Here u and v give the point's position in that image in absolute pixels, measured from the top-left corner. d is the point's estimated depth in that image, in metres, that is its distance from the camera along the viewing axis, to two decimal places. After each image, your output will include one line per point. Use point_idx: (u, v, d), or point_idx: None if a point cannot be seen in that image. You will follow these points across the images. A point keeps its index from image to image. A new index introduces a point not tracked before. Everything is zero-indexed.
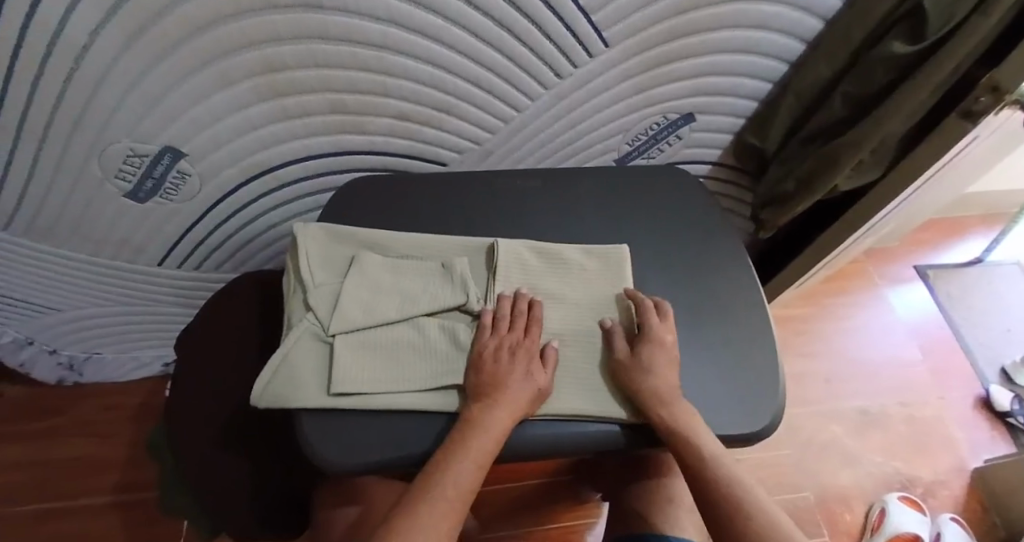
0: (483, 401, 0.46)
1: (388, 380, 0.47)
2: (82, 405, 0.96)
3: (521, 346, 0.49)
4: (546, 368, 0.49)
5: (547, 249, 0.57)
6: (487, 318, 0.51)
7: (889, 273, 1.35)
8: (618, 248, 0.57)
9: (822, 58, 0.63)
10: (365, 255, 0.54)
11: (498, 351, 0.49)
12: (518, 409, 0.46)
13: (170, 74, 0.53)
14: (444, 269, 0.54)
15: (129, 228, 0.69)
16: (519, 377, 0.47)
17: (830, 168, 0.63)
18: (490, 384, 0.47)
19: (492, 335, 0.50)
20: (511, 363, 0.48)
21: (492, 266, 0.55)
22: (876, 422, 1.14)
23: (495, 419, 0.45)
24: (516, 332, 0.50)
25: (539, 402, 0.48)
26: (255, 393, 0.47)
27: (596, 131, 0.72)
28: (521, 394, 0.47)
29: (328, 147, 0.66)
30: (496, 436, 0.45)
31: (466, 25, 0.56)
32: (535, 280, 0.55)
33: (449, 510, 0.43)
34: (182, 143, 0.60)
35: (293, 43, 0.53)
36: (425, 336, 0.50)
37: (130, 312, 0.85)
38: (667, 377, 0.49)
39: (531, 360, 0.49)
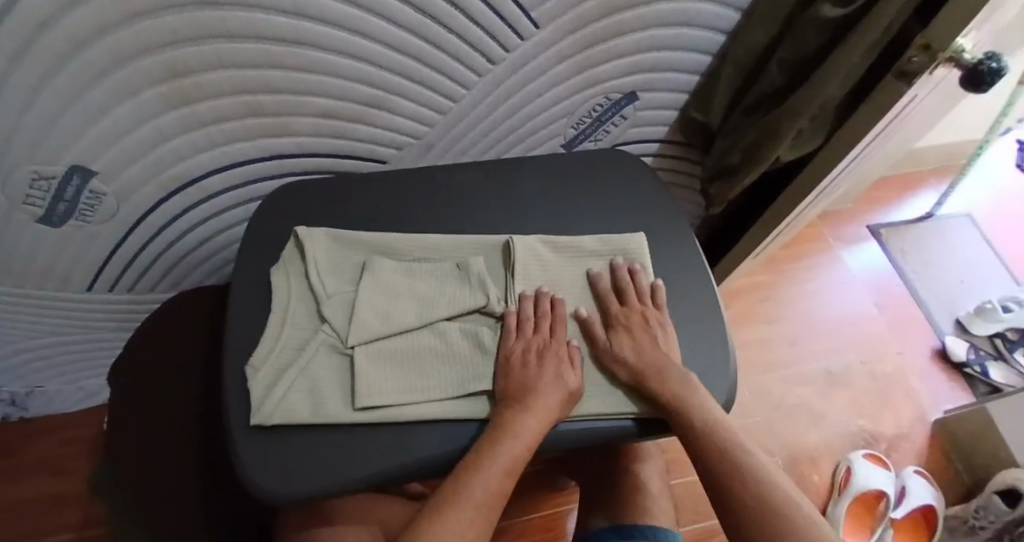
0: (513, 406, 0.45)
1: (414, 390, 0.46)
2: (30, 440, 0.91)
3: (548, 348, 0.49)
4: (575, 371, 0.49)
5: (564, 242, 0.56)
6: (512, 320, 0.50)
7: (846, 234, 1.37)
8: (636, 237, 0.57)
9: (756, 24, 0.62)
10: (377, 260, 0.52)
11: (526, 355, 0.48)
12: (547, 415, 0.46)
13: (65, 89, 0.48)
14: (460, 271, 0.52)
15: (48, 255, 0.64)
16: (551, 381, 0.47)
17: (771, 138, 0.62)
18: (519, 390, 0.46)
19: (518, 338, 0.49)
20: (541, 368, 0.47)
21: (509, 262, 0.54)
22: (840, 382, 1.17)
23: (526, 424, 0.44)
24: (542, 334, 0.50)
25: (570, 407, 0.47)
26: (253, 408, 0.44)
27: (538, 117, 0.70)
28: (551, 401, 0.46)
29: (255, 152, 0.63)
30: (530, 442, 0.44)
31: (383, 13, 0.53)
32: (557, 275, 0.54)
33: (475, 517, 0.41)
34: (92, 160, 0.56)
35: (197, 44, 0.49)
36: (447, 341, 0.49)
37: (67, 342, 0.80)
38: (651, 354, 0.50)
39: (559, 364, 0.49)
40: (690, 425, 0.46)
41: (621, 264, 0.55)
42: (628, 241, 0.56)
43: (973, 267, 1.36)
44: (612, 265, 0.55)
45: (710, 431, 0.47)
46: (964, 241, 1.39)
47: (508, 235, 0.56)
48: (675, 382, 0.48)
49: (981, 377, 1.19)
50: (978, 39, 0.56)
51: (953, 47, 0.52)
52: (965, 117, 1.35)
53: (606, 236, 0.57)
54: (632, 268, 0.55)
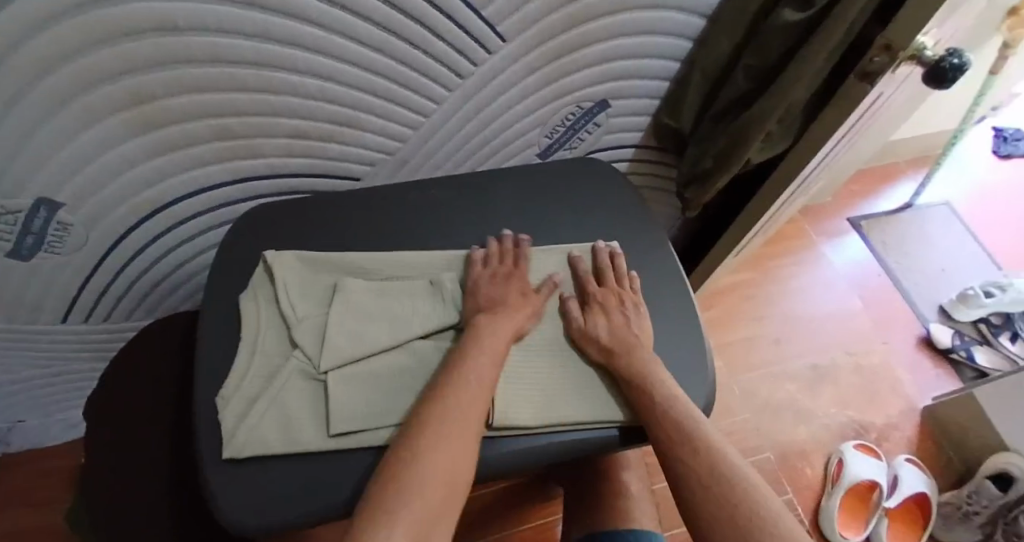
0: (482, 319, 0.49)
1: (389, 412, 0.46)
2: (12, 475, 0.90)
3: (515, 274, 0.53)
4: (539, 295, 0.53)
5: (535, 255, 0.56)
6: (477, 254, 0.54)
7: (828, 228, 1.37)
8: (610, 246, 0.57)
9: (721, 33, 0.62)
10: (348, 281, 0.52)
11: (492, 279, 0.52)
12: (514, 325, 0.49)
13: (25, 121, 0.48)
14: (433, 286, 0.52)
15: (19, 290, 0.63)
16: (516, 297, 0.52)
17: (741, 143, 0.62)
18: (487, 302, 0.50)
19: (483, 267, 0.53)
20: (508, 284, 0.52)
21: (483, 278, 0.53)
22: (827, 375, 1.17)
23: (489, 346, 0.47)
24: (507, 264, 0.54)
25: (533, 320, 0.52)
26: (223, 442, 0.43)
27: (510, 128, 0.70)
28: (518, 312, 0.50)
29: (225, 175, 0.62)
30: (486, 374, 0.45)
31: (347, 34, 0.52)
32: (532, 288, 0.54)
33: (458, 428, 0.40)
34: (57, 191, 0.55)
35: (158, 69, 0.49)
36: (422, 361, 0.49)
37: (44, 374, 0.79)
38: (625, 334, 0.51)
39: (522, 284, 0.53)
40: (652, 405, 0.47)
41: (603, 247, 0.57)
42: (605, 250, 0.56)
43: (954, 254, 1.37)
44: (593, 250, 0.57)
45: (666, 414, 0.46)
46: (943, 230, 1.40)
47: (481, 249, 0.56)
48: (651, 372, 0.48)
49: (966, 362, 1.20)
50: (940, 35, 0.57)
51: (913, 46, 0.52)
52: (939, 107, 1.37)
53: (582, 247, 0.57)
54: (612, 254, 0.56)
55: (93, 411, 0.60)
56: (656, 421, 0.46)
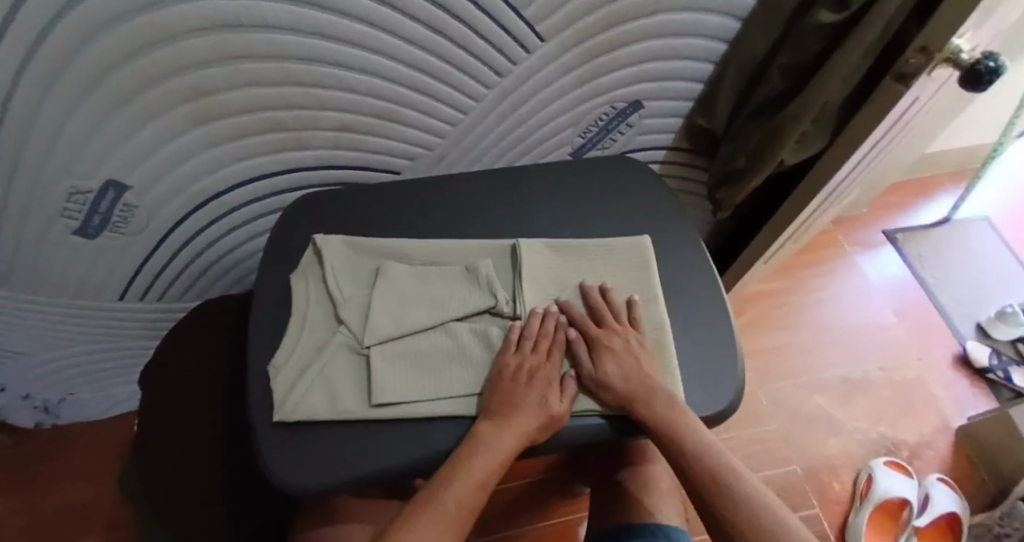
0: (494, 423, 0.46)
1: (426, 388, 0.48)
2: (65, 447, 0.95)
3: (543, 369, 0.50)
4: (563, 395, 0.49)
5: (565, 246, 0.57)
6: (513, 335, 0.50)
7: (861, 240, 1.36)
8: (639, 241, 0.57)
9: (756, 32, 0.63)
10: (389, 265, 0.55)
11: (519, 371, 0.48)
12: (522, 436, 0.46)
13: (102, 108, 0.52)
14: (469, 273, 0.55)
15: (83, 266, 0.68)
16: (534, 404, 0.47)
17: (775, 142, 0.63)
18: (503, 405, 0.47)
19: (516, 352, 0.50)
20: (530, 385, 0.48)
21: (516, 266, 0.55)
22: (857, 388, 1.16)
23: (499, 441, 0.45)
24: (539, 354, 0.50)
25: (549, 431, 0.48)
26: (275, 406, 0.46)
27: (545, 126, 0.72)
28: (530, 420, 0.47)
29: (275, 165, 0.66)
30: (479, 485, 0.44)
31: (395, 32, 0.55)
32: (562, 277, 0.55)
33: (448, 527, 0.43)
34: (124, 175, 0.59)
35: (222, 63, 0.52)
36: (458, 342, 0.51)
37: (98, 350, 0.84)
38: (635, 376, 0.49)
39: (548, 385, 0.49)
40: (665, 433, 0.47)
41: (635, 242, 0.57)
42: (633, 245, 0.57)
43: (993, 271, 1.34)
44: (581, 289, 0.55)
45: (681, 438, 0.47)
46: (981, 246, 1.37)
47: (516, 238, 0.58)
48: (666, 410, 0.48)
49: (1003, 382, 1.17)
50: (977, 41, 0.57)
51: (950, 49, 0.53)
52: (979, 120, 1.35)
53: (614, 238, 0.58)
54: (639, 248, 0.57)
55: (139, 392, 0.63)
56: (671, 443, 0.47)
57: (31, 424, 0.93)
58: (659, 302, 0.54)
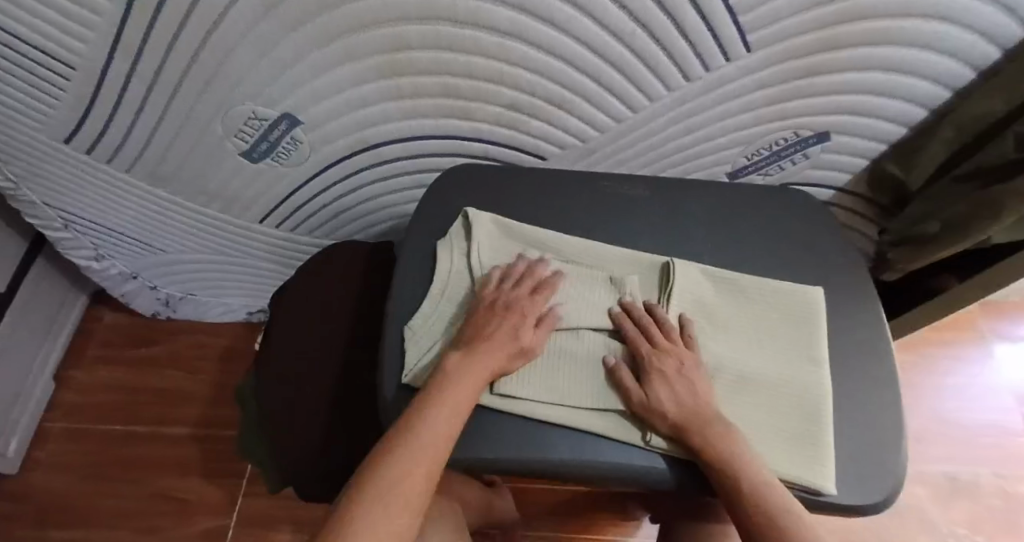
0: (464, 351, 0.45)
1: (554, 395, 0.46)
2: (176, 338, 1.02)
3: (522, 302, 0.48)
4: (537, 330, 0.48)
5: (727, 278, 0.53)
6: (495, 275, 0.51)
7: (1006, 329, 1.21)
8: (812, 293, 0.52)
9: (993, 92, 0.56)
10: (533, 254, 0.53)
11: (496, 304, 0.48)
12: (496, 362, 0.45)
13: (301, 41, 0.53)
14: (613, 284, 0.52)
15: (239, 182, 0.71)
16: (507, 335, 0.46)
17: (985, 219, 0.56)
18: (476, 334, 0.47)
19: (497, 290, 0.50)
20: (503, 316, 0.47)
21: (665, 284, 0.52)
22: (965, 492, 1.04)
23: (472, 367, 0.44)
24: (520, 291, 0.49)
25: (522, 359, 0.46)
26: (404, 369, 0.47)
27: (714, 141, 0.67)
28: (500, 346, 0.46)
29: (435, 129, 0.65)
30: (455, 416, 0.42)
31: (599, 19, 0.52)
32: (713, 311, 0.51)
33: (425, 453, 0.40)
34: (301, 110, 0.61)
35: (422, 22, 0.51)
36: (591, 351, 0.49)
37: (225, 262, 0.88)
38: (692, 402, 0.45)
39: (523, 318, 0.47)
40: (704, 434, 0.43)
41: (807, 292, 0.52)
42: (804, 295, 0.52)
43: None
44: (619, 304, 0.51)
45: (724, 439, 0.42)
46: None
47: (669, 256, 0.54)
48: (744, 457, 0.42)
49: None
50: None
51: None
52: None
53: (783, 281, 0.53)
54: (810, 301, 0.52)
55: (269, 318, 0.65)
56: (714, 445, 0.42)
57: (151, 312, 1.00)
58: (823, 367, 0.49)
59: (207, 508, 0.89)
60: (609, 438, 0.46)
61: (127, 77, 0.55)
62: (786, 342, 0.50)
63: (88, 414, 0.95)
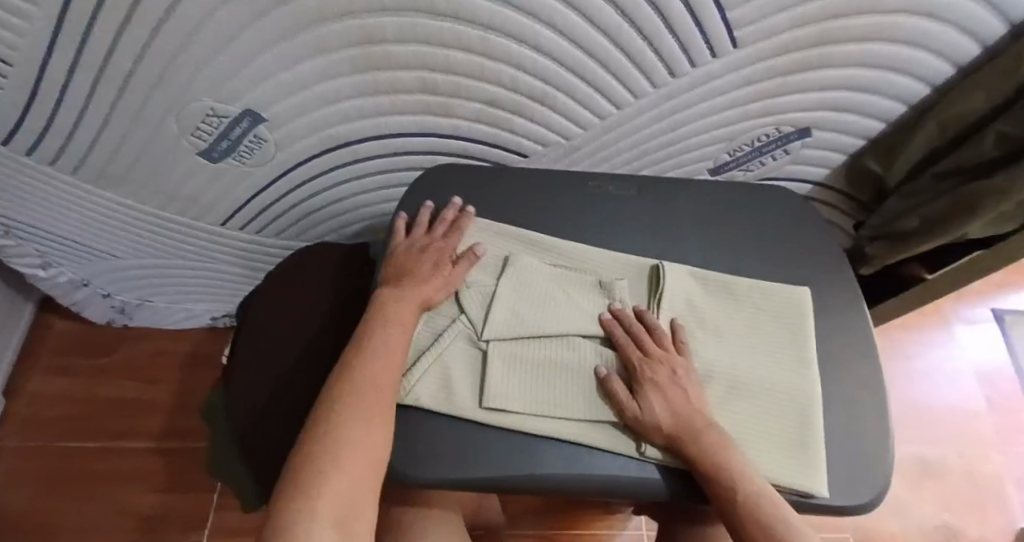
0: (395, 285, 0.48)
1: (545, 406, 0.45)
2: (133, 345, 0.96)
3: (435, 244, 0.51)
4: (455, 264, 0.50)
5: (716, 281, 0.52)
6: (400, 223, 0.53)
7: (965, 314, 1.26)
8: (800, 294, 0.52)
9: (977, 89, 0.56)
10: (520, 258, 0.51)
11: (411, 245, 0.51)
12: (423, 294, 0.47)
13: (265, 33, 0.49)
14: (603, 289, 0.51)
15: (198, 183, 0.66)
16: (426, 266, 0.49)
17: (964, 214, 0.56)
18: (400, 273, 0.49)
19: (407, 237, 0.52)
20: (421, 254, 0.50)
21: (655, 288, 0.51)
22: (929, 471, 1.08)
23: (408, 294, 0.47)
24: (434, 233, 0.51)
25: (448, 288, 0.49)
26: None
27: (697, 137, 0.65)
28: (425, 277, 0.48)
29: (410, 126, 0.62)
30: (390, 350, 0.43)
31: (584, 11, 0.50)
32: (703, 315, 0.50)
33: (388, 361, 0.42)
34: (264, 106, 0.57)
35: (398, 14, 0.48)
36: (583, 359, 0.47)
37: (185, 266, 0.83)
38: (687, 412, 0.44)
39: (440, 254, 0.50)
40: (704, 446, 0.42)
41: (796, 293, 0.52)
42: (794, 297, 0.52)
43: None
44: (608, 311, 0.49)
45: (724, 451, 0.42)
46: None
47: (658, 259, 0.53)
48: (737, 464, 0.41)
49: None
50: None
51: None
52: None
53: (771, 283, 0.53)
54: (799, 302, 0.52)
55: (238, 327, 0.62)
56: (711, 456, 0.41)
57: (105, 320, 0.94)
58: (812, 369, 0.49)
59: (174, 525, 0.84)
60: (600, 449, 0.44)
61: (67, 71, 0.50)
62: (776, 344, 0.49)
63: (38, 430, 0.89)
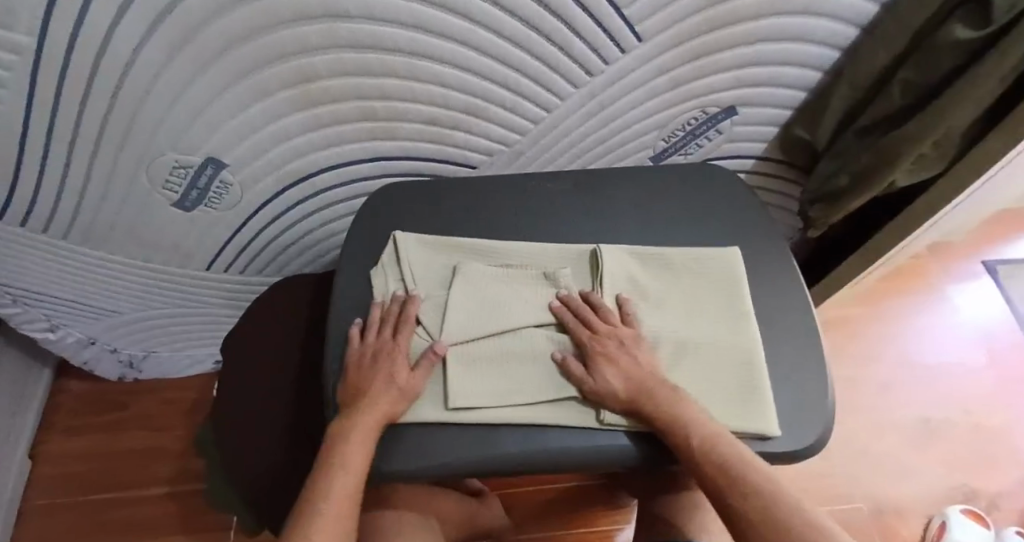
0: (357, 399, 0.47)
1: (504, 394, 0.47)
2: (143, 398, 1.01)
3: (385, 347, 0.49)
4: (412, 371, 0.48)
5: (651, 255, 0.56)
6: (355, 330, 0.51)
7: (955, 270, 1.26)
8: (729, 254, 0.56)
9: (876, 47, 0.59)
10: (468, 264, 0.55)
11: (363, 356, 0.49)
12: (378, 411, 0.45)
13: (211, 85, 0.54)
14: (549, 279, 0.54)
15: (178, 231, 0.72)
16: (379, 384, 0.47)
17: (886, 164, 0.60)
18: (354, 394, 0.47)
19: (360, 343, 0.50)
20: (374, 367, 0.48)
21: (596, 272, 0.54)
22: (935, 430, 1.08)
23: (370, 406, 0.46)
24: (384, 337, 0.49)
25: (405, 404, 0.46)
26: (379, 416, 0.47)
27: (629, 129, 0.70)
28: (381, 395, 0.46)
29: (361, 153, 0.67)
30: (354, 467, 0.44)
31: (491, 26, 0.55)
32: (646, 287, 0.54)
33: (348, 467, 0.44)
34: (223, 152, 0.62)
35: (326, 52, 0.54)
36: (538, 347, 0.50)
37: (180, 313, 0.88)
38: (640, 377, 0.47)
39: (395, 361, 0.48)
40: (658, 406, 0.45)
41: (725, 254, 0.55)
42: (722, 257, 0.55)
43: None
44: (557, 299, 0.52)
45: (676, 409, 0.44)
46: None
47: (597, 244, 0.56)
48: (688, 413, 0.44)
49: None
50: None
51: None
52: None
53: (701, 249, 0.56)
54: (727, 262, 0.55)
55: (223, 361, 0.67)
56: (666, 416, 0.44)
57: (116, 376, 0.99)
58: (750, 320, 0.52)
59: None
60: (586, 428, 0.47)
61: (43, 146, 0.56)
62: (714, 304, 0.53)
63: (63, 489, 0.94)
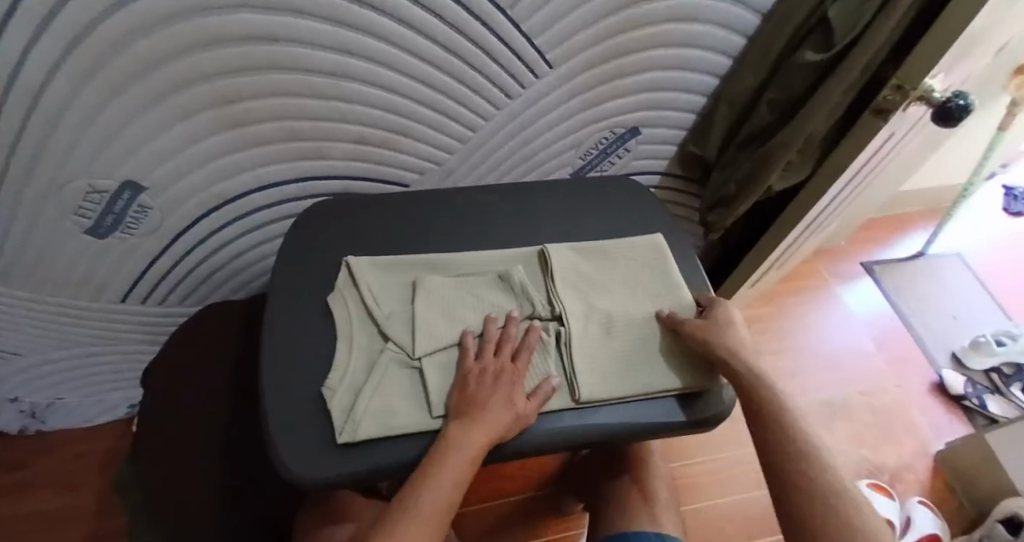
0: (464, 415, 0.46)
1: None
2: (49, 452, 0.94)
3: (507, 370, 0.49)
4: (529, 399, 0.48)
5: (593, 250, 0.60)
6: (471, 344, 0.51)
7: (842, 272, 1.41)
8: (655, 240, 0.61)
9: (747, 70, 0.69)
10: (427, 277, 0.56)
11: (482, 374, 0.49)
12: (492, 430, 0.45)
13: (129, 107, 0.55)
14: (504, 279, 0.56)
15: (91, 263, 0.70)
16: (500, 402, 0.47)
17: (766, 167, 0.68)
18: (469, 403, 0.47)
19: (477, 360, 0.50)
20: (496, 386, 0.48)
21: (547, 269, 0.58)
22: (839, 412, 1.19)
23: (482, 429, 0.45)
24: (503, 358, 0.50)
25: (516, 430, 0.47)
26: (337, 429, 0.46)
27: (549, 147, 0.75)
28: (498, 416, 0.46)
29: (289, 173, 0.68)
30: (457, 479, 0.43)
31: (414, 51, 0.59)
32: (600, 282, 0.58)
33: (453, 481, 0.43)
34: (143, 175, 0.62)
35: (253, 74, 0.56)
36: None
37: (93, 352, 0.84)
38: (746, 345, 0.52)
39: (513, 386, 0.48)
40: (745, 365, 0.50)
41: (650, 240, 0.61)
42: (651, 243, 0.61)
43: (966, 304, 1.39)
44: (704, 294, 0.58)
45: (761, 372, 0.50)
46: (955, 280, 1.42)
47: (542, 245, 0.60)
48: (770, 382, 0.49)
49: (979, 410, 1.21)
50: (950, 80, 0.62)
51: (924, 86, 0.58)
52: (947, 162, 1.42)
53: (630, 239, 0.62)
54: (656, 246, 0.61)
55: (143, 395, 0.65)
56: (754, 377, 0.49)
57: (15, 428, 0.91)
58: (681, 289, 0.58)
59: None
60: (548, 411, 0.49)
61: None
62: (651, 287, 0.58)
63: None
